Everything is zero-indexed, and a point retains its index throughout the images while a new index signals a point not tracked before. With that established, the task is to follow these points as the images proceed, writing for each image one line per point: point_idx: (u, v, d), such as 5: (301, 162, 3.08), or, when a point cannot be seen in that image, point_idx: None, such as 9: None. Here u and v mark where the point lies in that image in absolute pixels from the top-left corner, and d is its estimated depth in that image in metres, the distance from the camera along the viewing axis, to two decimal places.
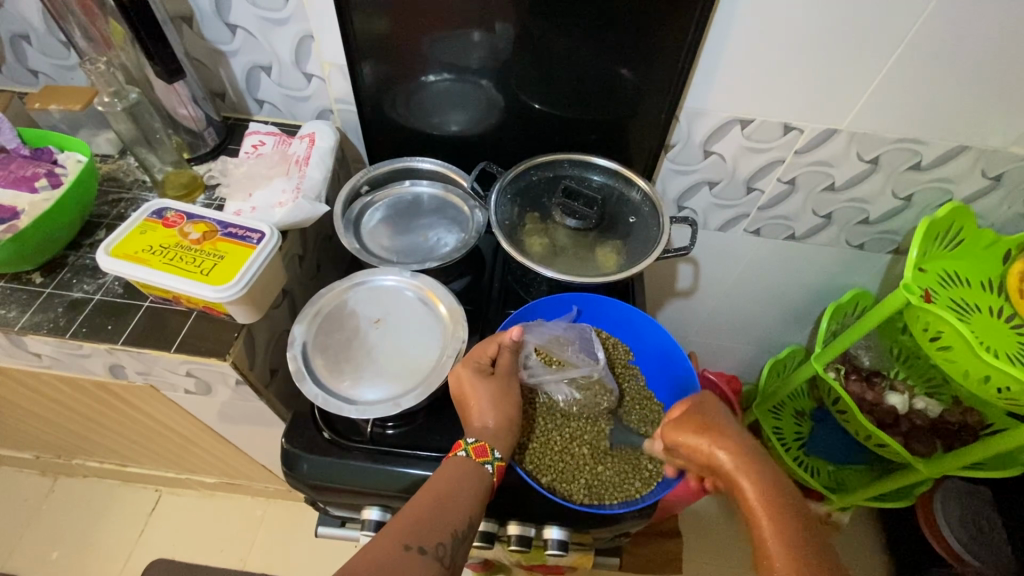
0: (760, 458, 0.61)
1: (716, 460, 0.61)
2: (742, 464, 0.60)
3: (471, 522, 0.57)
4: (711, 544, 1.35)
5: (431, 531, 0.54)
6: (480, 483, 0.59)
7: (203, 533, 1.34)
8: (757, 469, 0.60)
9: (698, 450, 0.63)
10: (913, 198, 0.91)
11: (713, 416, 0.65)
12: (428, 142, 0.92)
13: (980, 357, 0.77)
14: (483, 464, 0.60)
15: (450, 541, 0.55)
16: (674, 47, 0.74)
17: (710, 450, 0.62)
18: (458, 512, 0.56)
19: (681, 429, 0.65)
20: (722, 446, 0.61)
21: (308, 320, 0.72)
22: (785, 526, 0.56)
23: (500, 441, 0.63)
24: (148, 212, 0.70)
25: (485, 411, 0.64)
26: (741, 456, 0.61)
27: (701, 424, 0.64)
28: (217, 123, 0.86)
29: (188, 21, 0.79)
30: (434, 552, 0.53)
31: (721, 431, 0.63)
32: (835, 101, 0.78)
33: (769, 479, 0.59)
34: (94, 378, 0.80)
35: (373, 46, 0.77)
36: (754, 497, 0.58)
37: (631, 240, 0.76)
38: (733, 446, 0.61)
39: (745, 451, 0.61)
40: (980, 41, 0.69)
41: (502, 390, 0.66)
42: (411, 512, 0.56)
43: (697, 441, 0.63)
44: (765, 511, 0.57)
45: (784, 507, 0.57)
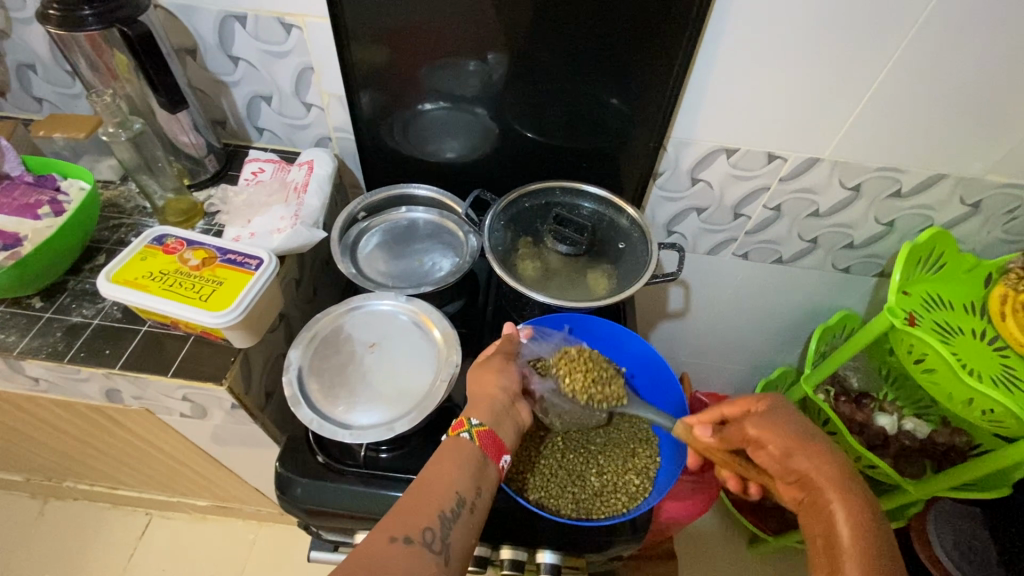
0: (851, 477, 0.62)
1: (803, 467, 0.63)
2: (833, 482, 0.61)
3: (459, 502, 0.56)
4: (706, 567, 1.34)
5: (416, 519, 0.54)
6: (467, 463, 0.59)
7: (194, 558, 1.33)
8: (846, 487, 0.61)
9: (785, 453, 0.64)
10: (895, 223, 0.93)
11: (805, 426, 0.66)
12: (423, 169, 0.94)
13: (963, 380, 0.79)
14: (460, 434, 0.61)
15: (437, 525, 0.54)
16: (662, 80, 0.77)
17: (800, 456, 0.63)
18: (442, 492, 0.55)
19: (768, 429, 0.66)
20: (812, 459, 0.63)
21: (304, 345, 0.73)
22: (872, 543, 0.56)
23: (478, 408, 0.63)
24: (149, 238, 0.72)
25: (477, 385, 0.67)
26: (831, 470, 0.62)
27: (786, 428, 0.66)
28: (217, 150, 0.88)
29: (193, 53, 0.82)
30: (422, 538, 0.52)
31: (813, 442, 0.65)
32: (817, 132, 0.81)
33: (860, 499, 0.60)
34: (90, 402, 0.80)
35: (372, 77, 0.80)
36: (841, 510, 0.59)
37: (621, 265, 0.78)
38: (822, 458, 0.63)
39: (836, 467, 0.63)
40: (952, 75, 0.72)
41: (496, 370, 0.68)
42: (394, 505, 0.55)
43: (786, 444, 0.64)
44: (854, 531, 0.57)
45: (874, 527, 0.58)
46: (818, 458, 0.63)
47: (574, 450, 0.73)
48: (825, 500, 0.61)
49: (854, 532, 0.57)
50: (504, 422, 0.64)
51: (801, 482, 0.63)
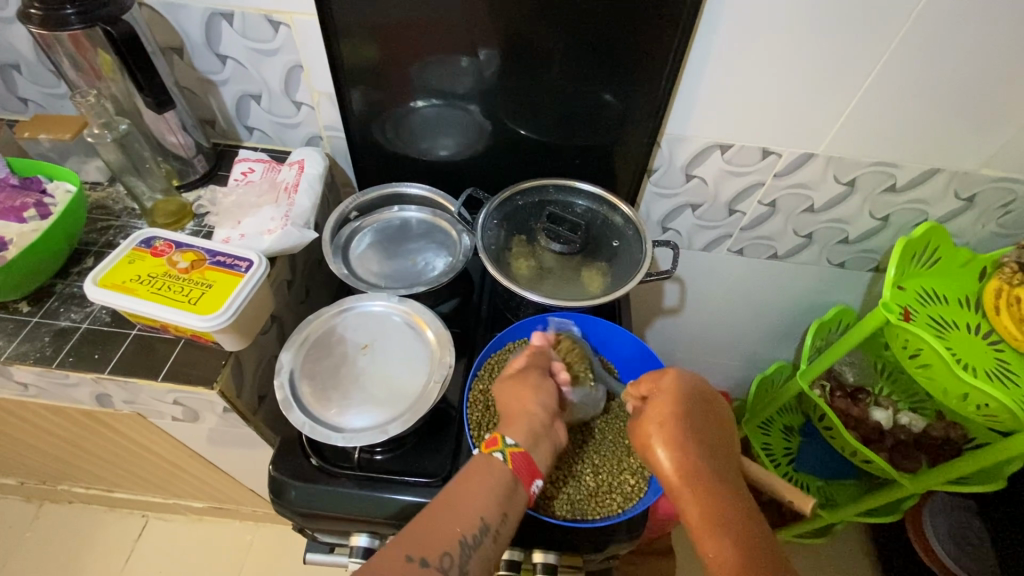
0: (694, 458, 0.60)
1: (659, 468, 0.61)
2: (676, 471, 0.60)
3: (481, 529, 0.55)
4: (703, 561, 1.35)
5: (435, 542, 0.54)
6: (494, 488, 0.58)
7: (191, 560, 1.32)
8: (689, 473, 0.59)
9: (647, 454, 0.63)
10: (890, 218, 0.93)
11: (659, 409, 0.64)
12: (416, 167, 0.93)
13: (958, 375, 0.79)
14: (494, 452, 0.61)
15: (456, 551, 0.54)
16: (655, 75, 0.76)
17: (658, 456, 0.61)
18: (466, 518, 0.55)
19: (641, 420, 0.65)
20: (658, 449, 0.61)
21: (296, 347, 0.72)
22: (724, 537, 0.56)
23: (516, 427, 0.63)
24: (137, 241, 0.71)
25: (515, 402, 0.66)
26: (684, 462, 0.60)
27: (647, 423, 0.63)
28: (206, 150, 0.87)
29: (179, 51, 0.81)
30: (439, 563, 0.53)
31: (669, 433, 0.62)
32: (812, 127, 0.81)
33: (712, 488, 0.59)
34: (81, 407, 0.79)
35: (362, 75, 0.79)
36: (695, 507, 0.58)
37: (615, 263, 0.77)
38: (678, 450, 0.61)
39: (678, 451, 0.60)
40: (946, 70, 0.72)
41: (526, 385, 0.68)
42: (418, 522, 0.56)
43: (640, 440, 0.64)
44: (698, 521, 0.57)
45: (727, 517, 0.57)
46: (672, 454, 0.60)
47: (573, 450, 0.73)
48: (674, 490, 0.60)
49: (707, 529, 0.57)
50: (542, 441, 0.63)
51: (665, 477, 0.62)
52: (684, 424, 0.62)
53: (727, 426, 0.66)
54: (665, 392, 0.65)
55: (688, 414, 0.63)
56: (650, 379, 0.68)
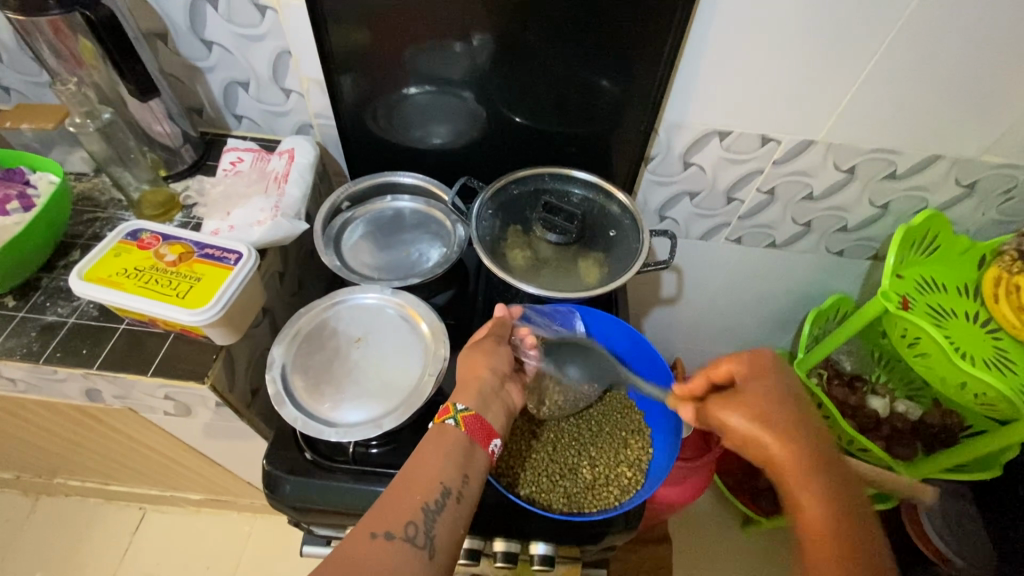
0: (817, 448, 0.56)
1: (772, 449, 0.57)
2: (795, 458, 0.55)
3: (443, 493, 0.55)
4: (699, 548, 1.36)
5: (398, 513, 0.53)
6: (450, 453, 0.58)
7: (190, 551, 1.32)
8: (811, 462, 0.55)
9: (750, 432, 0.58)
10: (890, 206, 0.92)
11: (774, 393, 0.60)
12: (409, 156, 0.91)
13: (956, 364, 0.78)
14: (446, 421, 0.60)
15: (420, 518, 0.53)
16: (653, 60, 0.74)
17: (767, 434, 0.57)
18: (425, 484, 0.55)
19: (734, 405, 0.61)
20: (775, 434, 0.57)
21: (287, 342, 0.71)
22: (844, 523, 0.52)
23: (466, 393, 0.63)
24: (123, 233, 0.69)
25: (466, 368, 0.66)
26: (800, 441, 0.56)
27: (754, 399, 0.60)
28: (194, 139, 0.85)
29: (164, 38, 0.78)
30: (405, 533, 0.52)
31: (780, 411, 0.58)
32: (813, 113, 0.79)
33: (832, 471, 0.55)
34: (72, 402, 0.78)
35: (353, 61, 0.77)
36: (810, 488, 0.54)
37: (612, 253, 0.76)
38: (790, 430, 0.57)
39: (799, 439, 0.56)
40: (951, 54, 0.70)
41: (480, 351, 0.68)
42: (379, 500, 0.54)
43: (748, 421, 0.59)
44: (820, 511, 0.52)
45: (847, 502, 0.53)
46: (783, 431, 0.57)
47: (562, 439, 0.73)
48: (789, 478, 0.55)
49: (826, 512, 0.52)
50: (492, 405, 0.64)
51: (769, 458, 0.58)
52: (798, 416, 0.58)
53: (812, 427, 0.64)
54: (780, 380, 0.62)
55: (797, 397, 0.60)
56: (750, 363, 0.63)
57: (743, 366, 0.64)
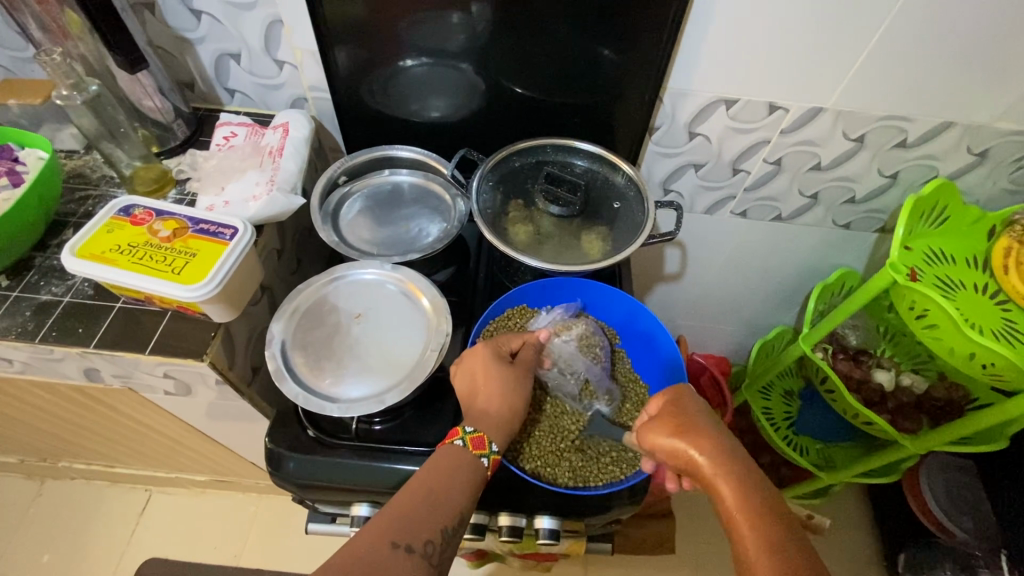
0: (728, 450, 0.60)
1: (694, 462, 0.60)
2: (716, 464, 0.59)
3: (460, 518, 0.56)
4: (703, 524, 1.36)
5: (419, 529, 0.53)
6: (470, 479, 0.57)
7: (196, 531, 1.33)
8: (728, 463, 0.59)
9: (671, 453, 0.62)
10: (899, 175, 0.90)
11: (690, 409, 0.64)
12: (407, 129, 0.89)
13: (965, 334, 0.78)
14: (480, 457, 0.59)
15: (438, 538, 0.54)
16: (657, 25, 0.72)
17: (683, 451, 0.61)
18: (449, 506, 0.55)
19: (658, 428, 0.64)
20: (697, 446, 0.60)
21: (287, 317, 0.70)
22: (763, 518, 0.54)
23: (498, 432, 0.62)
24: (115, 209, 0.67)
25: (495, 397, 0.63)
26: (716, 451, 0.60)
27: (669, 421, 0.63)
28: (186, 114, 0.83)
29: (150, 7, 0.76)
30: (423, 550, 0.52)
31: (695, 427, 0.62)
32: (821, 80, 0.77)
33: (744, 473, 0.58)
34: (71, 383, 0.78)
35: (347, 30, 0.74)
36: (730, 492, 0.57)
37: (616, 226, 0.75)
38: (704, 440, 0.61)
39: (714, 446, 0.60)
40: (968, 14, 0.68)
41: (512, 383, 0.65)
42: (400, 507, 0.54)
43: (673, 442, 0.61)
44: (741, 506, 0.56)
45: (762, 498, 0.56)
46: (697, 444, 0.60)
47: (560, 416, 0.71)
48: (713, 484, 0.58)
49: (744, 513, 0.55)
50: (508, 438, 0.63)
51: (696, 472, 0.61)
52: (710, 424, 0.63)
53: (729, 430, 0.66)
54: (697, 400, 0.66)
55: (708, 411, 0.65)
56: (666, 394, 0.67)
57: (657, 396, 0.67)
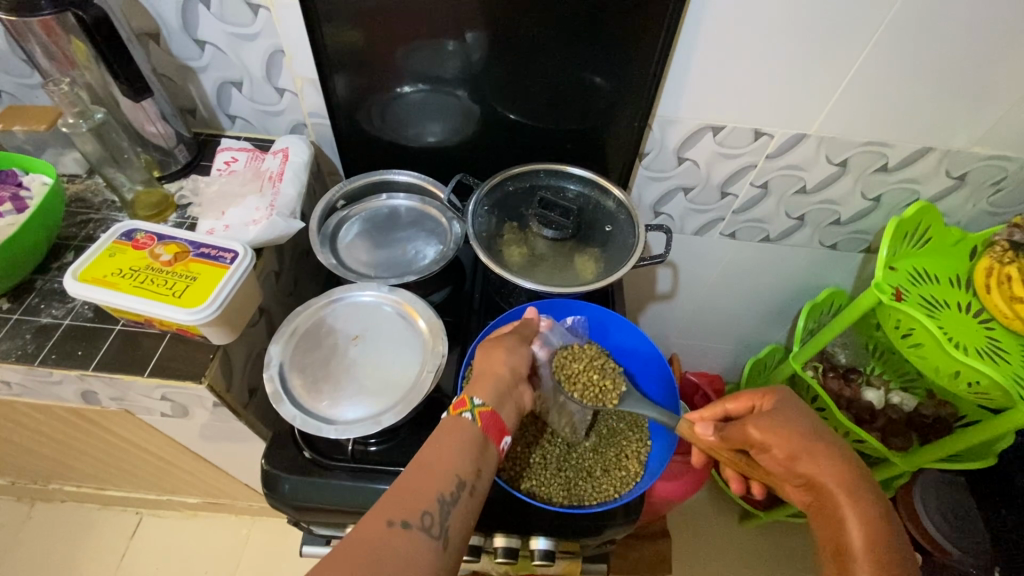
0: (862, 481, 0.60)
1: (816, 477, 0.61)
2: (844, 489, 0.59)
3: (458, 485, 0.54)
4: (700, 544, 1.36)
5: (415, 502, 0.53)
6: (465, 447, 0.57)
7: (189, 555, 1.32)
8: (858, 493, 0.59)
9: (790, 457, 0.62)
10: (882, 198, 0.93)
11: (814, 424, 0.64)
12: (404, 154, 0.91)
13: (950, 353, 0.80)
14: (462, 413, 0.59)
15: (436, 509, 0.53)
16: (646, 55, 0.74)
17: (809, 461, 0.61)
18: (443, 474, 0.54)
19: (767, 427, 0.64)
20: (823, 463, 0.61)
21: (285, 339, 0.71)
22: (892, 554, 0.54)
23: (482, 388, 0.62)
24: (118, 234, 0.69)
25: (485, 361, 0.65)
26: (843, 477, 0.60)
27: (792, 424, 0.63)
28: (188, 140, 0.85)
29: (156, 38, 0.78)
30: (421, 524, 0.51)
31: (820, 444, 0.62)
32: (804, 107, 0.80)
33: (876, 510, 0.57)
34: (68, 405, 0.78)
35: (347, 59, 0.77)
36: (857, 524, 0.56)
37: (608, 248, 0.76)
38: (831, 461, 0.61)
39: (843, 469, 0.60)
40: (943, 47, 0.71)
41: (501, 348, 0.66)
42: (395, 487, 0.54)
43: (790, 448, 0.62)
44: (867, 537, 0.55)
45: (893, 540, 0.55)
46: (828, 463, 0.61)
47: (596, 378, 0.72)
48: (837, 507, 0.58)
49: (872, 551, 0.54)
50: (505, 401, 0.62)
51: (809, 486, 0.61)
52: (838, 447, 0.62)
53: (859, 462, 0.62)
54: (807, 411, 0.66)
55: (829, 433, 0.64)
56: (773, 393, 0.67)
57: (772, 394, 0.68)
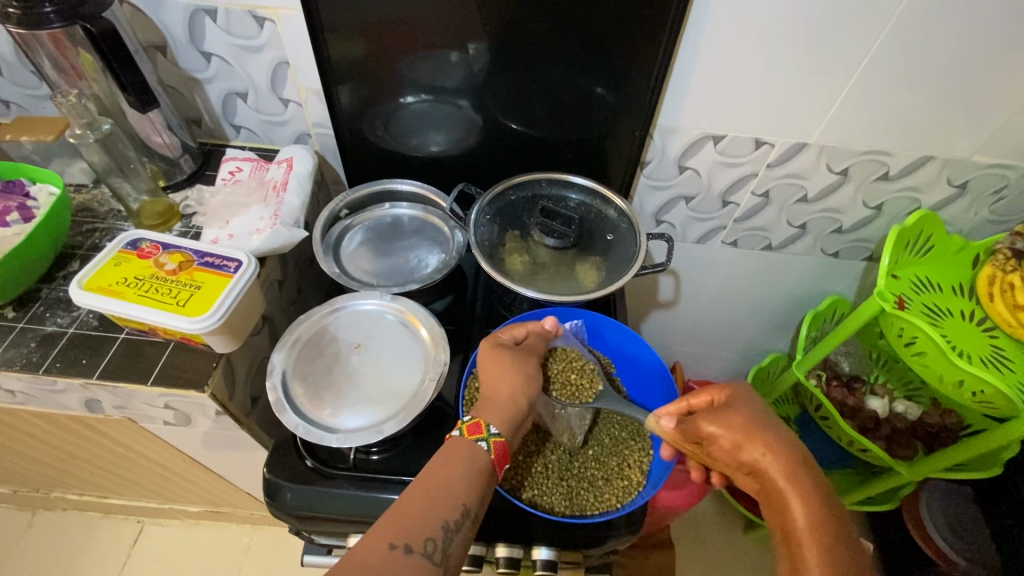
0: (803, 467, 0.62)
1: (762, 465, 0.62)
2: (787, 476, 0.61)
3: (463, 513, 0.55)
4: (703, 554, 1.35)
5: (419, 527, 0.53)
6: (472, 474, 0.57)
7: (190, 564, 1.31)
8: (799, 478, 0.61)
9: (736, 447, 0.64)
10: (883, 207, 0.93)
11: (757, 414, 0.66)
12: (407, 163, 0.92)
13: (953, 362, 0.79)
14: (478, 440, 0.60)
15: (440, 536, 0.53)
16: (646, 65, 0.75)
17: (753, 448, 0.63)
18: (450, 501, 0.55)
19: (717, 421, 0.65)
20: (767, 451, 0.63)
21: (288, 348, 0.71)
22: (831, 537, 0.56)
23: (496, 415, 0.62)
24: (123, 243, 0.69)
25: (500, 383, 0.65)
26: (786, 462, 0.62)
27: (734, 413, 0.66)
28: (193, 150, 0.86)
29: (163, 50, 0.79)
30: (424, 549, 0.52)
31: (765, 432, 0.64)
32: (804, 117, 0.81)
33: (817, 493, 0.60)
34: (71, 413, 0.78)
35: (350, 70, 0.78)
36: (800, 510, 0.59)
37: (609, 257, 0.77)
38: (775, 449, 0.63)
39: (787, 455, 0.62)
40: (941, 56, 0.71)
41: (516, 370, 0.67)
42: (399, 509, 0.54)
43: (738, 439, 0.63)
44: (811, 523, 0.58)
45: (833, 522, 0.58)
46: (770, 447, 0.63)
47: (575, 377, 0.74)
48: (783, 495, 0.60)
49: (814, 535, 0.57)
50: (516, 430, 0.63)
51: (754, 473, 0.63)
52: (780, 433, 0.65)
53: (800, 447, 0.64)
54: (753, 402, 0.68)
55: (771, 420, 0.66)
56: (724, 387, 0.69)
57: (719, 388, 0.70)
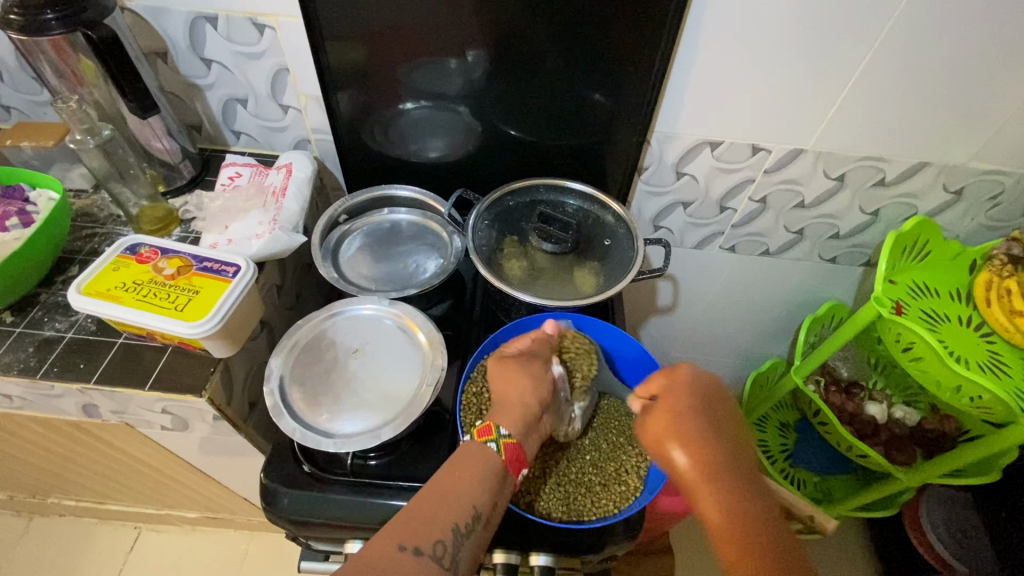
0: (721, 467, 0.58)
1: (676, 469, 0.59)
2: (699, 479, 0.57)
3: (474, 518, 0.55)
4: (702, 560, 1.34)
5: (428, 530, 0.54)
6: (485, 478, 0.58)
7: (186, 571, 1.30)
8: (713, 482, 0.57)
9: (656, 446, 0.61)
10: (880, 212, 0.93)
11: (681, 407, 0.61)
12: (406, 169, 0.92)
13: (950, 367, 0.80)
14: (488, 442, 0.60)
15: (449, 539, 0.54)
16: (643, 72, 0.76)
17: (667, 449, 0.60)
18: (460, 505, 0.55)
19: (649, 420, 0.62)
20: (679, 453, 0.58)
21: (285, 353, 0.72)
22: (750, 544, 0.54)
23: (509, 417, 0.62)
24: (122, 248, 0.70)
25: (511, 389, 0.65)
26: (701, 464, 0.58)
27: (664, 411, 0.62)
28: (193, 155, 0.86)
29: (164, 56, 0.80)
30: (432, 552, 0.53)
31: (684, 431, 0.59)
32: (800, 123, 0.81)
33: (731, 497, 0.56)
34: (68, 419, 0.78)
35: (350, 77, 0.78)
36: (715, 516, 0.56)
37: (607, 262, 0.77)
38: (690, 450, 0.59)
39: (702, 457, 0.58)
40: (935, 64, 0.72)
41: (527, 375, 0.66)
42: (411, 510, 0.55)
43: (657, 440, 0.60)
44: (726, 530, 0.55)
45: (751, 527, 0.55)
46: (684, 450, 0.59)
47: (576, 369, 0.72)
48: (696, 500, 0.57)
49: (732, 542, 0.54)
50: (529, 433, 0.63)
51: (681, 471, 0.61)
52: (701, 429, 0.60)
53: (726, 441, 0.60)
54: (690, 390, 0.63)
55: (696, 413, 0.61)
56: (658, 379, 0.64)
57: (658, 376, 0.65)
